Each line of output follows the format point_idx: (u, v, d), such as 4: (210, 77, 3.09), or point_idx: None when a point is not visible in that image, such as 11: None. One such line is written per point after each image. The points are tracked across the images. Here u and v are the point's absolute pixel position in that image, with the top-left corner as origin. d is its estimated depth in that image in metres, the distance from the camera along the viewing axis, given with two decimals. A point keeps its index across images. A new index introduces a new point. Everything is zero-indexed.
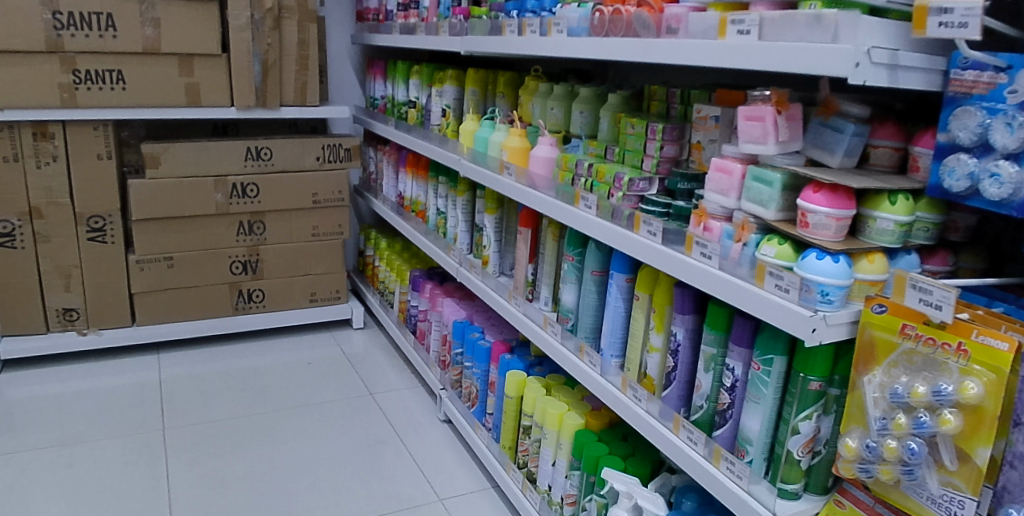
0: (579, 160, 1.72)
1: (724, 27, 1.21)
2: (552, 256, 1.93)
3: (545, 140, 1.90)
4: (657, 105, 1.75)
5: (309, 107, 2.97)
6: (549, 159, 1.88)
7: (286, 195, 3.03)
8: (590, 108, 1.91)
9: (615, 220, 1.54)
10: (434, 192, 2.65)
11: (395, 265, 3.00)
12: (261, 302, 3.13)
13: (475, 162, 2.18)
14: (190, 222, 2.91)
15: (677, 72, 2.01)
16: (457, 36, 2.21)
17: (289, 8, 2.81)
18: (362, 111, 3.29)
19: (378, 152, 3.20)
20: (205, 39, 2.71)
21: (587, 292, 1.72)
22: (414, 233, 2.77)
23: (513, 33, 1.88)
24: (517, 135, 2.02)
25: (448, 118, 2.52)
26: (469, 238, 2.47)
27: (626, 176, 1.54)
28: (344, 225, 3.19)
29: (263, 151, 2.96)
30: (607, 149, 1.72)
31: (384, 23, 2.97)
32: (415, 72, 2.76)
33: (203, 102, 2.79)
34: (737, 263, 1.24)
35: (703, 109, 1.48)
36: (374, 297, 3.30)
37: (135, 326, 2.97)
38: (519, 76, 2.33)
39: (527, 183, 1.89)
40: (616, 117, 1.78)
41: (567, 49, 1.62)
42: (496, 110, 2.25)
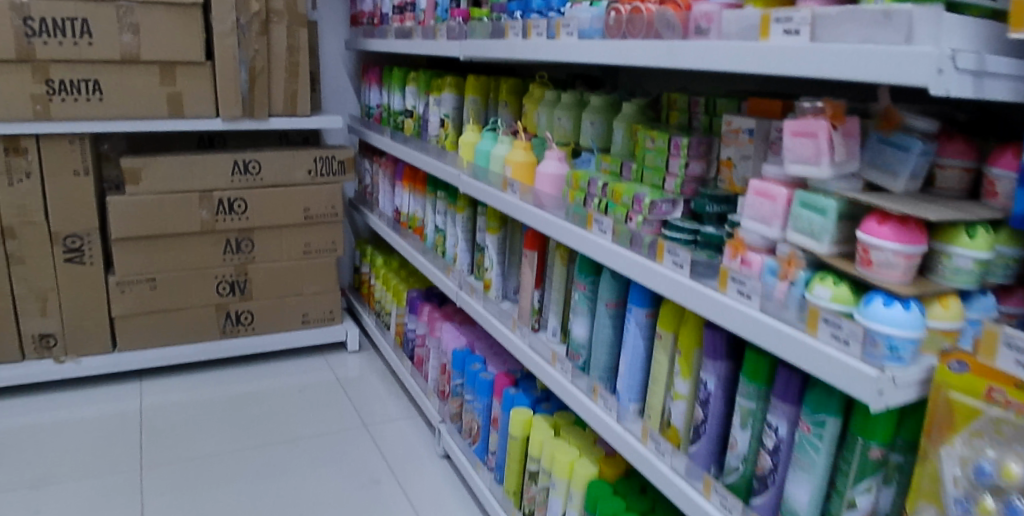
0: (592, 177, 1.53)
1: (766, 26, 1.03)
2: (561, 282, 1.75)
3: (553, 154, 1.72)
4: (677, 115, 1.57)
5: (300, 117, 2.79)
6: (558, 175, 1.69)
7: (276, 210, 2.85)
8: (602, 117, 1.72)
9: (633, 248, 1.35)
10: (433, 208, 2.47)
11: (392, 284, 2.82)
12: (250, 324, 2.96)
13: (476, 178, 1.99)
14: (173, 240, 2.75)
15: (695, 78, 1.83)
16: (456, 39, 2.03)
17: (278, 12, 2.64)
18: (357, 120, 3.12)
19: (374, 164, 3.03)
20: (188, 45, 2.54)
21: (600, 327, 1.52)
22: (411, 251, 2.59)
23: (516, 36, 1.69)
24: (522, 148, 1.83)
25: (446, 128, 2.33)
26: (470, 258, 2.28)
27: (648, 197, 1.34)
28: (338, 241, 3.02)
29: (251, 164, 2.79)
30: (622, 165, 1.52)
31: (379, 27, 2.80)
32: (412, 79, 2.58)
33: (186, 114, 2.62)
34: (784, 305, 1.06)
35: (734, 121, 1.29)
36: (371, 318, 3.12)
37: (117, 352, 2.79)
38: (523, 83, 2.15)
39: (533, 202, 1.71)
40: (632, 129, 1.59)
41: (577, 53, 1.43)
42: (499, 120, 2.06)
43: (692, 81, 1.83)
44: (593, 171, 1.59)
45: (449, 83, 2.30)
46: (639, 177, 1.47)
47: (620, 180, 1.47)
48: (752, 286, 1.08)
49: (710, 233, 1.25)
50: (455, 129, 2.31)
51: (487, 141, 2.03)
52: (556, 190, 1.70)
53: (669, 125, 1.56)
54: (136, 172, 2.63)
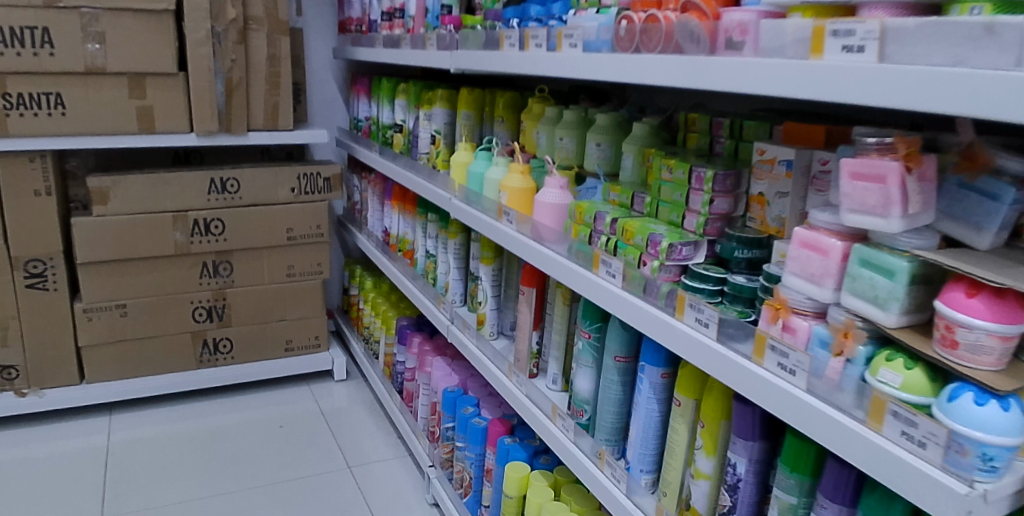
0: (599, 210, 1.32)
1: (820, 40, 0.83)
2: (563, 321, 1.55)
3: (555, 180, 1.49)
4: (696, 139, 1.37)
5: (281, 131, 2.60)
6: (560, 206, 1.48)
7: (256, 231, 2.65)
8: (608, 139, 1.52)
9: (648, 298, 1.15)
10: (423, 231, 2.27)
11: (381, 311, 2.62)
12: (229, 353, 2.76)
13: (468, 203, 1.79)
14: (145, 264, 2.54)
15: (712, 95, 1.63)
16: (445, 50, 1.83)
17: (256, 19, 2.45)
18: (346, 134, 2.92)
19: (362, 180, 2.83)
20: (159, 55, 2.34)
21: (607, 384, 1.32)
22: (400, 277, 2.39)
23: (512, 48, 1.49)
24: (519, 173, 1.62)
25: (438, 146, 2.12)
26: (463, 287, 2.08)
27: (665, 239, 1.14)
28: (324, 263, 2.81)
29: (229, 182, 2.59)
30: (634, 197, 1.30)
31: (367, 35, 2.61)
32: (401, 90, 2.38)
33: (158, 129, 2.42)
34: (836, 386, 0.84)
35: (768, 150, 1.10)
36: (359, 345, 2.92)
37: (84, 384, 2.60)
38: (521, 97, 1.96)
39: (531, 236, 1.50)
40: (646, 153, 1.38)
41: (581, 69, 1.23)
42: (494, 139, 1.86)
43: (709, 97, 1.64)
44: (600, 202, 1.38)
45: (440, 97, 2.09)
46: (654, 212, 1.26)
47: (631, 215, 1.26)
48: (797, 359, 0.88)
49: (738, 283, 1.05)
50: (447, 148, 2.11)
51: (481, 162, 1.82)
52: (558, 223, 1.48)
53: (687, 150, 1.36)
54: (105, 191, 2.43)
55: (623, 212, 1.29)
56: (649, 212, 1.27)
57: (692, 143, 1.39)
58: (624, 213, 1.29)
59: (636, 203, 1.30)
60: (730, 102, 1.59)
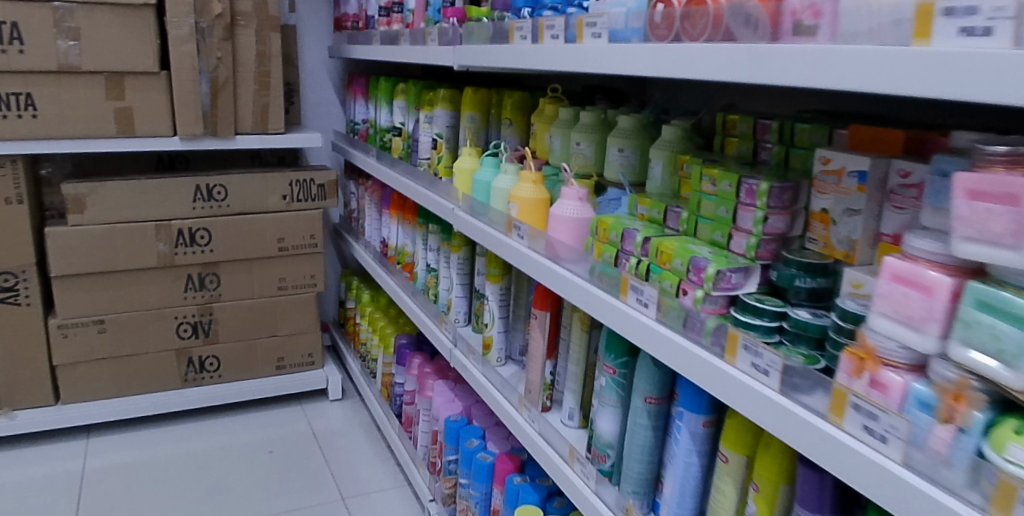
0: (627, 225, 1.13)
1: (926, 21, 0.65)
2: (580, 347, 1.37)
3: (572, 190, 1.31)
4: (736, 144, 1.20)
5: (271, 135, 2.42)
6: (578, 221, 1.30)
7: (245, 242, 2.48)
8: (633, 144, 1.34)
9: (688, 334, 0.97)
10: (423, 243, 2.09)
11: (378, 327, 2.45)
12: (216, 371, 2.58)
13: (474, 215, 1.61)
14: (126, 276, 2.37)
15: (747, 93, 1.46)
16: (449, 45, 1.65)
17: (244, 14, 2.27)
18: (342, 137, 2.75)
19: (360, 187, 2.65)
20: (139, 53, 2.16)
21: (635, 429, 1.15)
22: (399, 292, 2.21)
23: (523, 40, 1.30)
24: (530, 181, 1.44)
25: (439, 150, 1.94)
26: (467, 305, 1.90)
27: (710, 264, 0.95)
28: (318, 275, 2.63)
29: (215, 189, 2.41)
30: (667, 212, 1.12)
31: (363, 31, 2.44)
32: (401, 90, 2.21)
33: (138, 132, 2.25)
34: (943, 461, 0.66)
35: (833, 158, 0.93)
36: (355, 362, 2.74)
37: (60, 405, 2.42)
38: (531, 97, 1.78)
39: (546, 254, 1.32)
40: (680, 159, 1.20)
41: (604, 63, 1.05)
42: (502, 143, 1.69)
43: (744, 96, 1.46)
44: (626, 216, 1.19)
45: (442, 98, 1.91)
46: (693, 230, 1.07)
47: (666, 234, 1.08)
48: (889, 422, 0.71)
49: (800, 318, 0.89)
50: (450, 153, 1.93)
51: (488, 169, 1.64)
52: (576, 240, 1.30)
53: (726, 157, 1.18)
54: (81, 198, 2.25)
55: (655, 230, 1.11)
56: (686, 230, 1.09)
57: (732, 148, 1.21)
58: (657, 231, 1.10)
59: (669, 219, 1.11)
60: (768, 101, 1.41)
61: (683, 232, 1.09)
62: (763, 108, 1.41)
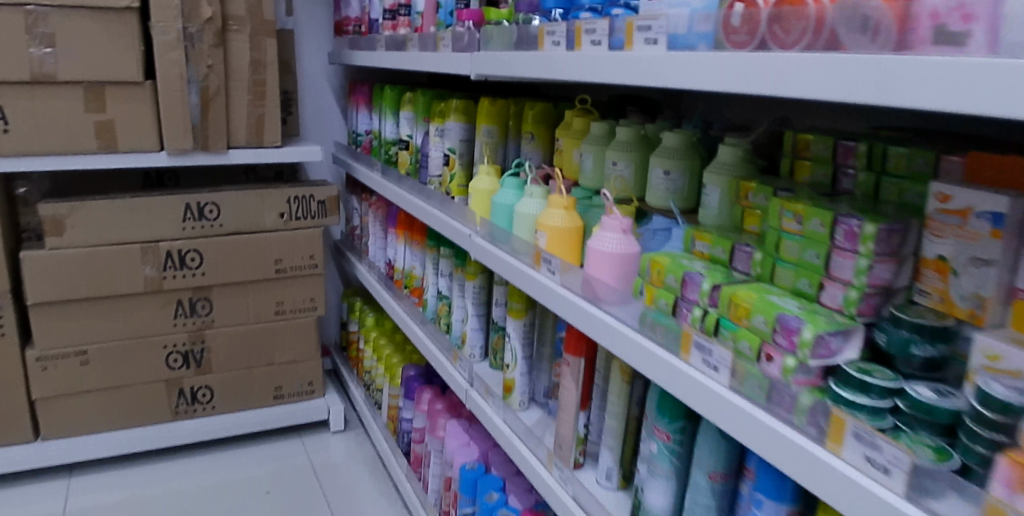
0: (688, 265, 0.94)
1: None
2: (620, 399, 1.19)
3: (614, 221, 1.12)
4: (809, 168, 1.02)
5: (267, 148, 2.24)
6: (622, 256, 1.10)
7: (239, 263, 2.29)
8: (683, 166, 1.16)
9: (773, 409, 0.78)
10: (434, 268, 1.90)
11: (384, 355, 2.27)
12: (209, 403, 2.40)
13: (494, 243, 1.42)
14: (110, 302, 2.18)
15: (806, 108, 1.28)
16: (464, 51, 1.47)
17: (237, 18, 2.10)
18: (344, 149, 2.57)
19: (363, 203, 2.48)
20: (122, 61, 1.99)
21: (695, 510, 0.96)
22: (405, 320, 2.02)
23: (556, 47, 1.11)
24: (561, 207, 1.26)
25: (452, 167, 1.75)
26: (483, 338, 1.72)
27: (806, 326, 0.76)
28: (318, 298, 2.45)
29: (207, 207, 2.23)
30: (735, 251, 0.93)
31: (366, 36, 2.26)
32: (407, 100, 2.02)
33: (121, 147, 2.06)
34: None
35: (954, 195, 0.75)
36: (358, 389, 2.56)
37: (39, 442, 2.24)
38: (555, 109, 1.60)
39: (582, 294, 1.13)
40: (744, 186, 1.01)
41: (663, 73, 0.86)
42: (525, 161, 1.50)
43: (803, 110, 1.28)
44: (684, 253, 1.00)
45: (455, 109, 1.72)
46: (770, 275, 0.89)
47: (737, 279, 0.89)
48: None
49: (920, 398, 0.71)
50: (463, 171, 1.74)
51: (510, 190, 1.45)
52: (619, 280, 1.10)
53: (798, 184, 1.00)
54: (60, 219, 2.07)
55: (723, 272, 0.91)
56: (761, 275, 0.90)
57: (804, 173, 1.02)
58: (727, 274, 0.91)
59: (737, 259, 0.93)
60: (833, 117, 1.23)
61: (757, 277, 0.90)
62: (828, 125, 1.23)
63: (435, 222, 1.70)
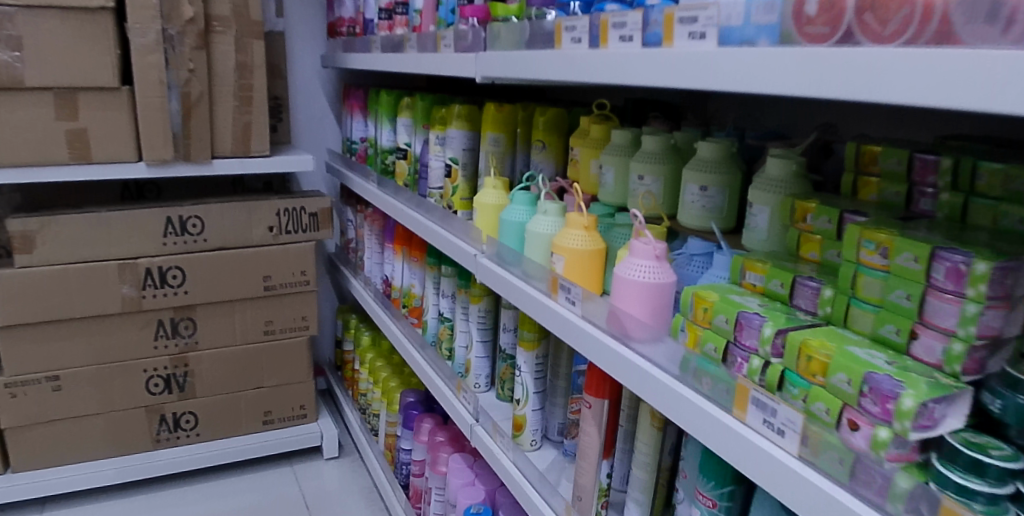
0: (742, 303, 0.79)
1: None
2: (649, 447, 1.04)
3: (647, 248, 0.95)
4: (876, 187, 0.87)
5: (253, 158, 2.09)
6: (657, 291, 0.94)
7: (225, 281, 2.14)
8: (723, 182, 1.00)
9: (863, 490, 0.62)
10: (434, 288, 1.75)
11: (381, 378, 2.12)
12: (193, 429, 2.25)
13: (502, 265, 1.26)
14: (85, 324, 2.03)
15: (854, 114, 1.12)
16: (468, 51, 1.32)
17: (222, 18, 1.95)
18: (337, 158, 2.42)
19: (358, 214, 2.33)
20: (96, 65, 1.84)
21: None
22: (403, 343, 1.86)
23: (577, 44, 0.96)
24: (581, 228, 1.10)
25: (453, 178, 1.59)
26: (489, 366, 1.56)
27: (906, 391, 0.61)
28: (309, 316, 2.30)
29: (190, 221, 2.08)
30: (796, 285, 0.78)
31: (360, 38, 2.11)
32: (405, 105, 1.87)
33: (95, 157, 1.91)
34: None
35: None
36: (353, 413, 2.40)
37: (9, 475, 2.08)
38: (568, 115, 1.45)
39: (607, 330, 0.97)
40: (802, 207, 0.86)
41: (716, 73, 0.71)
42: (537, 174, 1.35)
43: (849, 114, 1.12)
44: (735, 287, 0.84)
45: (457, 115, 1.57)
46: (846, 317, 0.73)
47: (805, 323, 0.74)
48: None
49: None
50: (467, 184, 1.58)
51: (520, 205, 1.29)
52: (653, 318, 0.94)
53: (866, 204, 0.85)
54: (30, 235, 1.91)
55: (787, 312, 0.76)
56: (832, 315, 0.75)
57: (869, 190, 0.87)
58: (792, 315, 0.76)
59: (800, 296, 0.78)
60: (886, 124, 1.07)
61: (827, 318, 0.75)
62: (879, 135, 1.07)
63: (435, 238, 1.54)
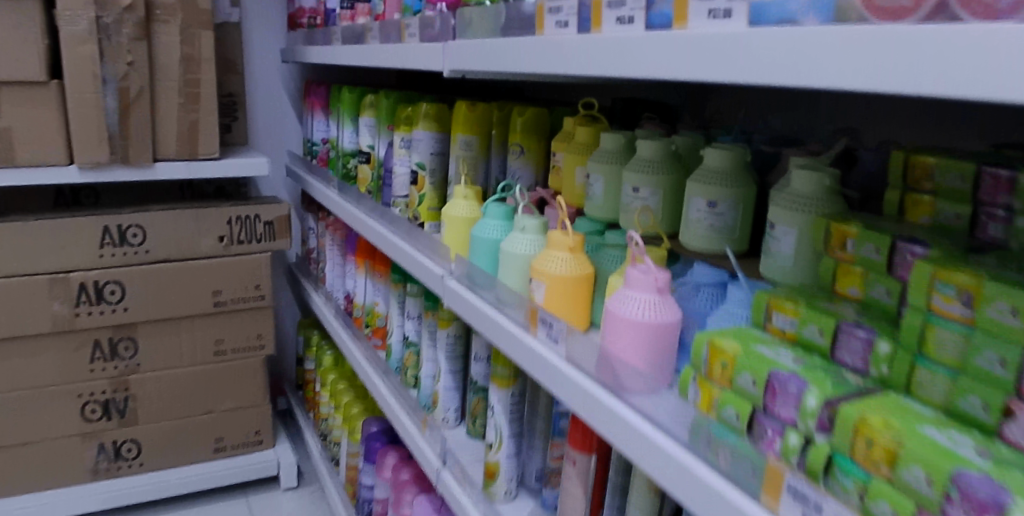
0: (770, 356, 0.61)
1: None
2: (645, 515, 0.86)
3: (647, 278, 0.77)
4: (926, 208, 0.69)
5: (200, 161, 1.89)
6: (657, 333, 0.76)
7: (170, 297, 1.94)
8: (736, 198, 0.83)
9: None
10: (399, 307, 1.57)
11: (343, 403, 1.93)
12: (135, 459, 2.04)
13: (472, 289, 1.08)
14: (11, 345, 1.82)
15: (880, 115, 0.95)
16: (436, 41, 1.14)
17: (165, 5, 1.75)
18: (298, 161, 2.23)
19: (319, 223, 2.14)
20: (19, 56, 1.63)
21: None
22: (365, 368, 1.68)
23: (564, 29, 0.79)
24: (565, 250, 0.92)
25: (420, 186, 1.41)
26: (459, 399, 1.38)
27: (1016, 504, 0.43)
28: (265, 334, 2.11)
29: (130, 230, 1.87)
30: (839, 335, 0.61)
31: (321, 29, 1.92)
32: (368, 103, 1.69)
33: (19, 159, 1.70)
34: None
35: None
36: (315, 438, 2.21)
37: None
38: (550, 115, 1.28)
39: (594, 377, 0.79)
40: (840, 231, 0.68)
41: (742, 63, 0.53)
42: (513, 184, 1.18)
43: (875, 115, 0.95)
44: (759, 332, 0.67)
45: (424, 114, 1.39)
46: (908, 381, 0.56)
47: (856, 387, 0.57)
48: None
49: None
50: (435, 192, 1.40)
51: (494, 219, 1.11)
52: (651, 367, 0.76)
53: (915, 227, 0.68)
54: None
55: (830, 372, 0.59)
56: (888, 378, 0.58)
57: (920, 210, 0.69)
58: (836, 376, 0.58)
59: (843, 349, 0.60)
60: (921, 127, 0.90)
61: (881, 380, 0.58)
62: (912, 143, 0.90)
63: (398, 255, 1.36)
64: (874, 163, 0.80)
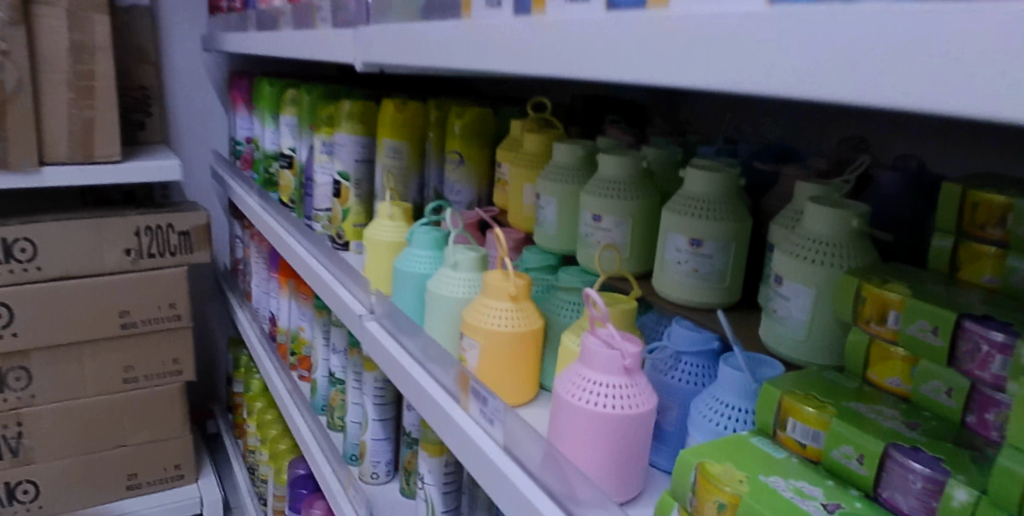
0: (787, 498, 0.41)
1: None
2: None
3: (611, 355, 0.57)
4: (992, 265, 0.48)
5: (99, 166, 1.61)
6: (617, 430, 0.56)
7: (69, 319, 1.69)
8: (725, 238, 0.63)
9: None
10: (324, 337, 1.35)
11: (270, 438, 1.70)
12: (34, 503, 1.76)
13: (394, 338, 0.87)
14: None
15: (894, 125, 0.76)
16: (349, 27, 0.91)
17: None
18: (222, 162, 1.98)
19: (245, 232, 1.90)
20: None
21: None
22: (289, 404, 1.47)
23: (497, 10, 0.58)
24: (506, 299, 0.71)
25: (345, 200, 1.19)
26: (392, 451, 1.18)
27: None
28: (184, 358, 1.87)
29: (18, 244, 1.61)
30: (887, 470, 0.40)
31: (240, 14, 1.68)
32: (290, 100, 1.47)
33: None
34: None
35: None
36: (243, 471, 1.98)
37: None
38: (495, 118, 1.07)
39: (539, 481, 0.59)
40: (877, 297, 0.47)
41: (759, 63, 0.33)
42: (447, 202, 0.96)
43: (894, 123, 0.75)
44: (765, 446, 0.46)
45: (346, 113, 1.17)
46: None
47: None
48: None
49: None
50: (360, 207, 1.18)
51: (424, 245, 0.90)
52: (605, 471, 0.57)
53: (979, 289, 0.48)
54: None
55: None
56: None
57: (983, 264, 0.49)
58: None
59: (893, 487, 0.40)
60: (951, 144, 0.71)
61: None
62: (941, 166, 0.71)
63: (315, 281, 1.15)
64: (892, 185, 0.60)
